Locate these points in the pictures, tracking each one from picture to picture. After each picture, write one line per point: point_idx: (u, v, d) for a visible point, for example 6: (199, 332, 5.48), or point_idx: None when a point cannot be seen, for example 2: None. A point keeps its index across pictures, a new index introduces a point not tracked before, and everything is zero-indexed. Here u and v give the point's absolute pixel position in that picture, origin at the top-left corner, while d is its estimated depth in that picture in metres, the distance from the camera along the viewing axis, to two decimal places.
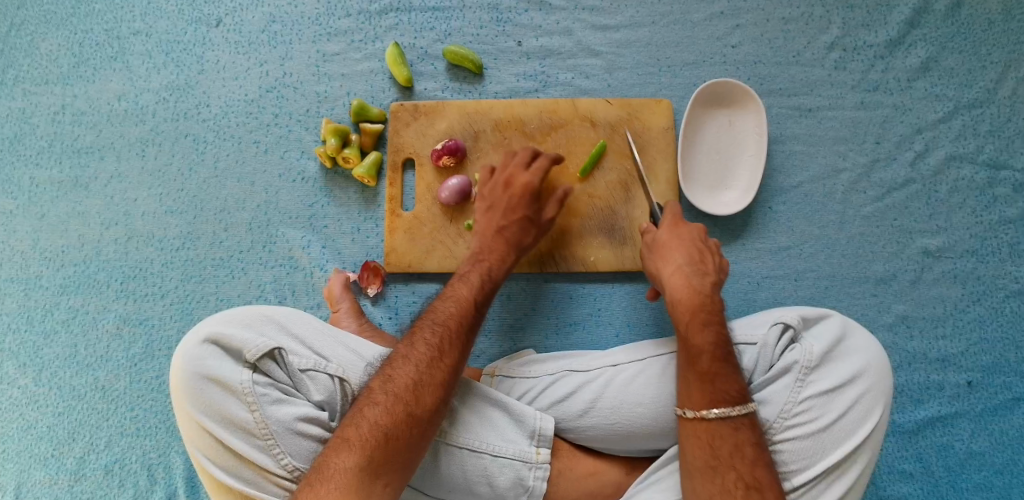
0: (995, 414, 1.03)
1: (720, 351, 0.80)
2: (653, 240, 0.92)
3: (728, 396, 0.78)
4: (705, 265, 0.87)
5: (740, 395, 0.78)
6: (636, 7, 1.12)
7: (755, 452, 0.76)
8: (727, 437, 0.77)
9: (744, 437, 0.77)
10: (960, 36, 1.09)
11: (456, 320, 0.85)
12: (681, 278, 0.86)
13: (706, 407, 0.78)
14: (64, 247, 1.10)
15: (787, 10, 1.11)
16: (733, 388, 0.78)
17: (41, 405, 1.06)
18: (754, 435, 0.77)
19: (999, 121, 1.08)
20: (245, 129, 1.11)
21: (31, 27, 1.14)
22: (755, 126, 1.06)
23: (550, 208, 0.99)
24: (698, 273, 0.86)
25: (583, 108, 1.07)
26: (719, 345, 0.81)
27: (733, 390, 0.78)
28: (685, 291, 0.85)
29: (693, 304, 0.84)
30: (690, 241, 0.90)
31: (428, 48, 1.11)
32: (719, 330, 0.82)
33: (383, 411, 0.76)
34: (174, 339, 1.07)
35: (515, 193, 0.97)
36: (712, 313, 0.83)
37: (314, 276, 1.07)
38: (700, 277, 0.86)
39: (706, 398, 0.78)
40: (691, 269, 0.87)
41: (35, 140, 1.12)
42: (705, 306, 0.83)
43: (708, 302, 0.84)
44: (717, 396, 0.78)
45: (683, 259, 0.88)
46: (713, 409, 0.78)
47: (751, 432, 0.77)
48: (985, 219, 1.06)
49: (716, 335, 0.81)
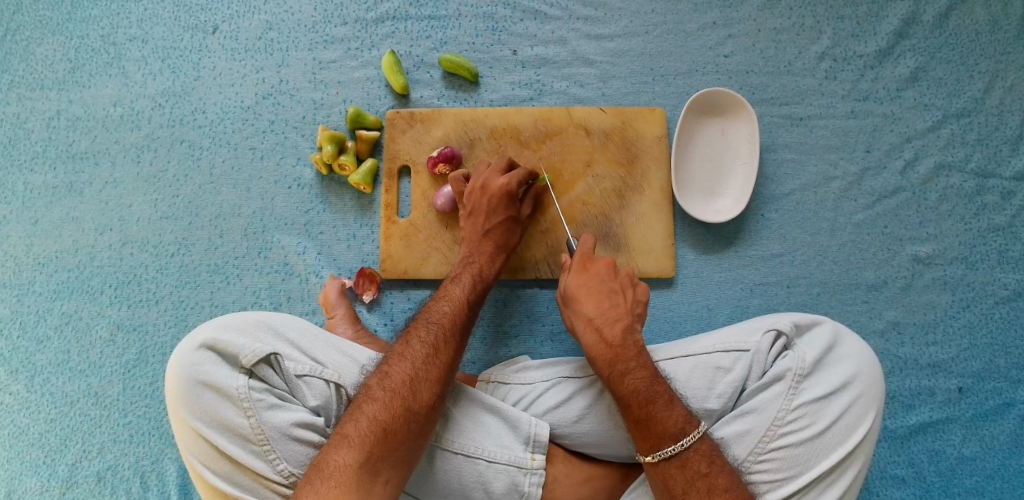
0: (986, 419, 1.04)
1: (646, 394, 0.81)
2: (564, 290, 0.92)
3: (667, 434, 0.79)
4: (617, 311, 0.89)
5: (679, 428, 0.80)
6: (630, 17, 1.13)
7: (706, 483, 0.77)
8: (677, 475, 0.79)
9: (694, 470, 0.78)
10: (948, 47, 1.11)
11: (450, 319, 0.87)
12: (593, 332, 0.87)
13: (651, 451, 0.80)
14: (58, 252, 1.09)
15: (779, 20, 1.12)
16: (669, 423, 0.80)
17: (33, 411, 1.05)
18: (704, 467, 0.78)
19: (987, 130, 1.09)
20: (241, 136, 1.11)
21: (27, 33, 1.14)
22: (747, 134, 1.08)
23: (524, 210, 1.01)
24: (609, 322, 0.88)
25: (578, 116, 1.08)
26: (645, 387, 0.82)
27: (670, 424, 0.80)
28: (599, 346, 0.86)
29: (607, 356, 0.85)
30: (601, 283, 0.91)
31: (424, 56, 1.12)
32: (641, 373, 0.83)
33: (382, 406, 0.77)
34: (169, 345, 1.07)
35: (493, 195, 0.98)
36: (630, 360, 0.85)
37: (310, 283, 1.07)
38: (612, 325, 0.87)
39: (647, 442, 0.80)
40: (601, 319, 0.88)
41: (29, 145, 1.12)
42: (619, 356, 0.85)
43: (622, 350, 0.85)
44: (657, 439, 0.80)
45: (594, 309, 0.89)
46: (656, 453, 0.80)
47: (702, 462, 0.78)
48: (974, 226, 1.08)
49: (639, 380, 0.83)
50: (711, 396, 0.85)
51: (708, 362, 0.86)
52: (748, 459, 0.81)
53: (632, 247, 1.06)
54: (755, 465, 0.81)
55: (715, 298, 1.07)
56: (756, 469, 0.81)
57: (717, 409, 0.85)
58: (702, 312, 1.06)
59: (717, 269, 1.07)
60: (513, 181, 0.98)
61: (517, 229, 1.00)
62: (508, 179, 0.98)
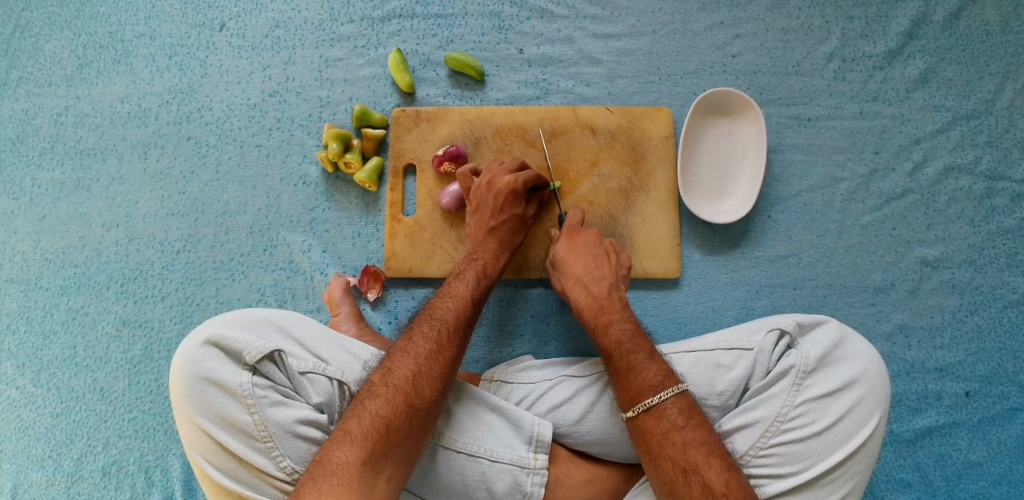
0: (993, 423, 1.03)
1: (628, 344, 0.86)
2: (554, 256, 0.98)
3: (646, 387, 0.81)
4: (602, 270, 0.95)
5: (658, 381, 0.81)
6: (637, 16, 1.12)
7: (682, 436, 0.77)
8: (654, 428, 0.79)
9: (671, 422, 0.78)
10: (959, 48, 1.10)
11: (454, 316, 0.87)
12: (581, 287, 0.93)
13: (631, 406, 0.81)
14: (65, 248, 1.10)
15: (787, 20, 1.12)
16: (649, 374, 0.82)
17: (40, 406, 1.06)
18: (681, 420, 0.78)
19: (997, 132, 1.08)
20: (247, 133, 1.12)
21: (36, 29, 1.15)
22: (755, 135, 1.07)
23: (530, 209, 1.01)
24: (595, 279, 0.94)
25: (584, 116, 1.08)
26: (628, 337, 0.87)
27: (649, 377, 0.82)
28: (585, 299, 0.92)
29: (593, 309, 0.91)
30: (589, 249, 0.97)
31: (430, 54, 1.12)
32: (623, 324, 0.89)
33: (384, 402, 0.77)
34: (174, 341, 1.07)
35: (500, 192, 0.97)
36: (614, 312, 0.90)
37: (315, 280, 1.07)
38: (598, 282, 0.93)
39: (628, 396, 0.82)
40: (587, 277, 0.94)
41: (37, 142, 1.12)
42: (604, 308, 0.91)
43: (607, 303, 0.91)
44: (636, 391, 0.81)
45: (581, 269, 0.95)
46: (636, 405, 0.81)
47: (680, 416, 0.79)
48: (984, 229, 1.07)
49: (621, 329, 0.88)
50: (712, 394, 0.84)
51: (710, 359, 0.86)
52: (749, 453, 0.81)
53: (638, 247, 1.06)
54: (755, 460, 0.81)
55: (720, 299, 1.06)
56: (758, 465, 0.81)
57: (719, 407, 0.84)
58: (707, 313, 1.06)
59: (723, 270, 1.07)
60: (520, 179, 0.98)
61: (523, 227, 0.99)
62: (515, 176, 0.98)
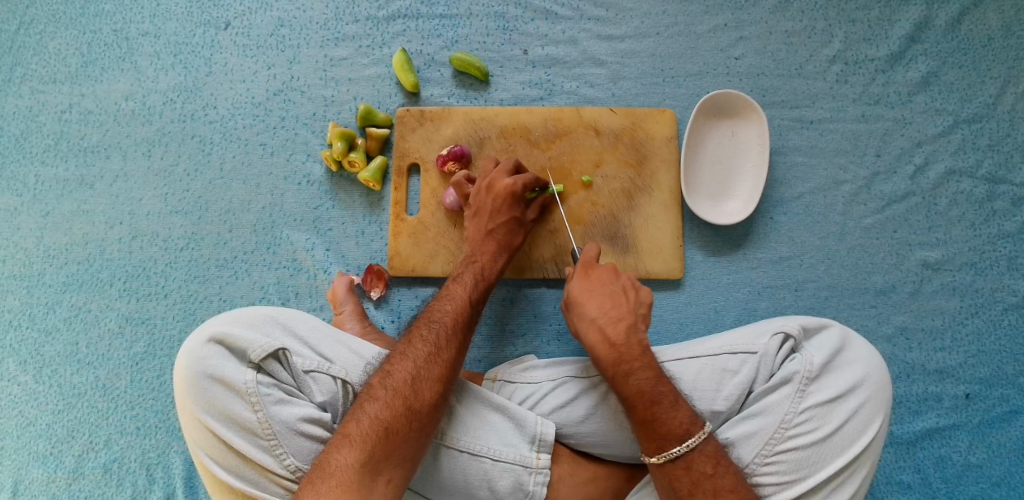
0: (993, 426, 1.03)
1: (651, 394, 0.82)
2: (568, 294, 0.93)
3: (672, 436, 0.79)
4: (619, 311, 0.89)
5: (684, 429, 0.80)
6: (641, 18, 1.13)
7: (712, 484, 0.77)
8: (683, 477, 0.79)
9: (700, 471, 0.78)
10: (961, 51, 1.11)
11: (453, 318, 0.88)
12: (597, 331, 0.87)
13: (655, 453, 0.80)
14: (68, 245, 1.10)
15: (790, 23, 1.12)
16: (674, 423, 0.80)
17: (41, 402, 1.06)
18: (710, 468, 0.78)
19: (998, 135, 1.09)
20: (251, 132, 1.12)
21: (40, 26, 1.15)
22: (758, 136, 1.08)
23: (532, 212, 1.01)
24: (611, 322, 0.88)
25: (587, 116, 1.08)
26: (650, 387, 0.82)
27: (675, 425, 0.80)
28: (603, 346, 0.86)
29: (611, 357, 0.85)
30: (604, 286, 0.91)
31: (435, 54, 1.12)
32: (645, 374, 0.83)
33: (383, 405, 0.78)
34: (176, 339, 1.07)
35: (499, 195, 0.98)
36: (634, 360, 0.85)
37: (318, 279, 1.08)
38: (614, 325, 0.87)
39: (653, 443, 0.80)
40: (604, 319, 0.88)
41: (41, 139, 1.12)
42: (623, 356, 0.85)
43: (625, 350, 0.85)
44: (662, 440, 0.80)
45: (596, 310, 0.89)
46: (661, 453, 0.80)
47: (708, 463, 0.79)
48: (984, 233, 1.07)
49: (643, 380, 0.83)
50: (718, 398, 0.85)
51: (715, 364, 0.86)
52: (755, 461, 0.81)
53: (640, 248, 1.06)
54: (760, 468, 0.81)
55: (722, 300, 1.06)
56: (762, 471, 0.81)
57: (723, 412, 0.84)
58: (709, 315, 1.06)
59: (725, 271, 1.07)
60: (519, 182, 0.98)
61: (522, 230, 1.00)
62: (514, 179, 0.98)
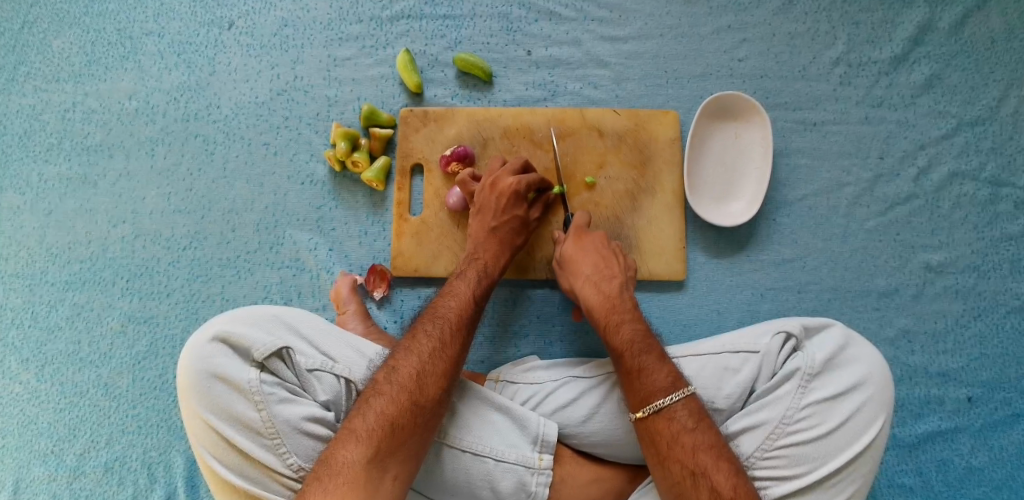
0: (995, 429, 1.03)
1: (640, 342, 0.86)
2: (561, 256, 0.98)
3: (657, 388, 0.81)
4: (611, 269, 0.95)
5: (669, 383, 0.81)
6: (645, 20, 1.13)
7: (692, 439, 0.77)
8: (664, 431, 0.79)
9: (681, 425, 0.78)
10: (964, 54, 1.11)
11: (457, 314, 0.88)
12: (592, 286, 0.93)
13: (641, 407, 0.81)
14: (71, 244, 1.10)
15: (794, 25, 1.12)
16: (660, 376, 0.82)
17: (43, 401, 1.06)
18: (692, 423, 0.78)
19: (1001, 138, 1.09)
20: (254, 131, 1.12)
21: (44, 25, 1.15)
22: (761, 139, 1.08)
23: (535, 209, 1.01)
24: (604, 278, 0.94)
25: (591, 118, 1.08)
26: (640, 337, 0.87)
27: (659, 378, 0.82)
28: (597, 298, 0.92)
29: (604, 308, 0.91)
30: (596, 249, 0.97)
31: (438, 55, 1.12)
32: (635, 324, 0.89)
33: (388, 400, 0.77)
34: (179, 338, 1.07)
35: (502, 193, 0.98)
36: (625, 311, 0.90)
37: (321, 279, 1.08)
38: (607, 281, 0.93)
39: (638, 398, 0.81)
40: (597, 276, 0.94)
41: (45, 137, 1.12)
42: (615, 307, 0.91)
43: (618, 302, 0.91)
44: (647, 392, 0.81)
45: (590, 268, 0.95)
46: (646, 406, 0.80)
47: (690, 418, 0.79)
48: (987, 235, 1.07)
49: (633, 329, 0.88)
50: (720, 396, 0.85)
51: (718, 362, 0.86)
52: (755, 454, 0.81)
53: (644, 250, 1.06)
54: (760, 461, 0.81)
55: (725, 301, 1.06)
56: (762, 466, 0.81)
57: (725, 409, 0.85)
58: (712, 316, 1.06)
59: (728, 273, 1.07)
60: (523, 181, 0.98)
61: (525, 229, 1.00)
62: (518, 178, 0.98)
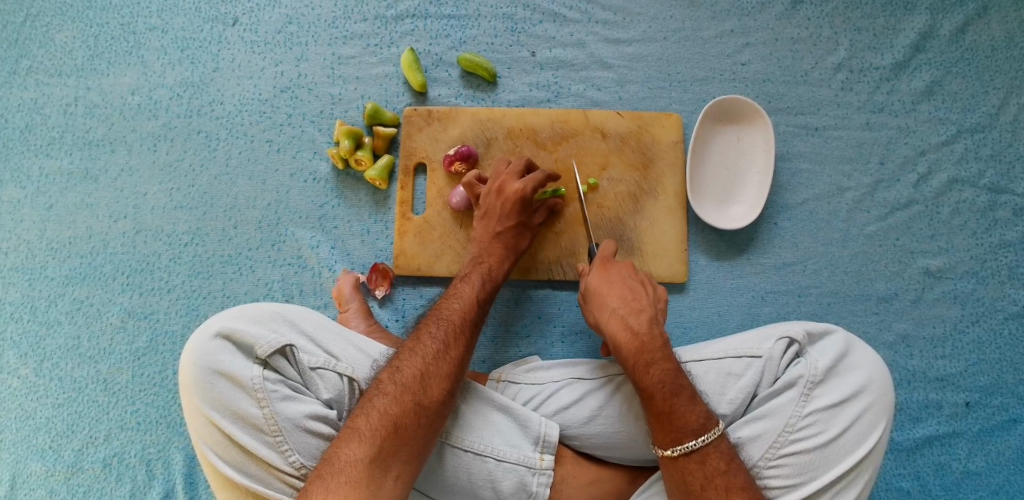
0: (992, 434, 1.04)
1: (672, 386, 0.81)
2: (586, 290, 0.92)
3: (688, 429, 0.79)
4: (640, 303, 0.89)
5: (700, 423, 0.79)
6: (649, 23, 1.13)
7: (725, 480, 0.77)
8: (696, 471, 0.79)
9: (713, 466, 0.78)
10: (964, 61, 1.12)
11: (460, 316, 0.88)
12: (618, 322, 0.87)
13: (670, 445, 0.80)
14: (71, 238, 1.09)
15: (796, 30, 1.13)
16: (692, 417, 0.79)
17: (41, 396, 1.05)
18: (724, 464, 0.78)
19: (1000, 145, 1.10)
20: (258, 128, 1.12)
21: (47, 19, 1.14)
22: (763, 142, 1.08)
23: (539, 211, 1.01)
24: (632, 313, 0.88)
25: (595, 119, 1.09)
26: (671, 379, 0.82)
27: (692, 419, 0.79)
28: (625, 335, 0.86)
29: (633, 346, 0.85)
30: (623, 281, 0.91)
31: (443, 55, 1.13)
32: (666, 365, 0.83)
33: (392, 401, 0.78)
34: (179, 334, 1.07)
35: (509, 198, 0.98)
36: (656, 350, 0.84)
37: (323, 277, 1.07)
38: (637, 316, 0.87)
39: (668, 436, 0.80)
40: (625, 310, 0.88)
41: (46, 131, 1.12)
42: (646, 346, 0.84)
43: (649, 340, 0.85)
44: (678, 433, 0.79)
45: (617, 302, 0.89)
46: (677, 446, 0.79)
47: (722, 459, 0.79)
48: (986, 241, 1.08)
49: (664, 371, 0.82)
50: (723, 401, 0.85)
51: (720, 367, 0.86)
52: (759, 463, 0.82)
53: (646, 250, 1.06)
54: (766, 470, 0.81)
55: (727, 304, 1.07)
56: (767, 474, 0.81)
57: (728, 415, 0.85)
58: (713, 318, 1.07)
59: (729, 276, 1.08)
60: (527, 183, 0.98)
61: (528, 231, 1.00)
62: (523, 180, 0.98)
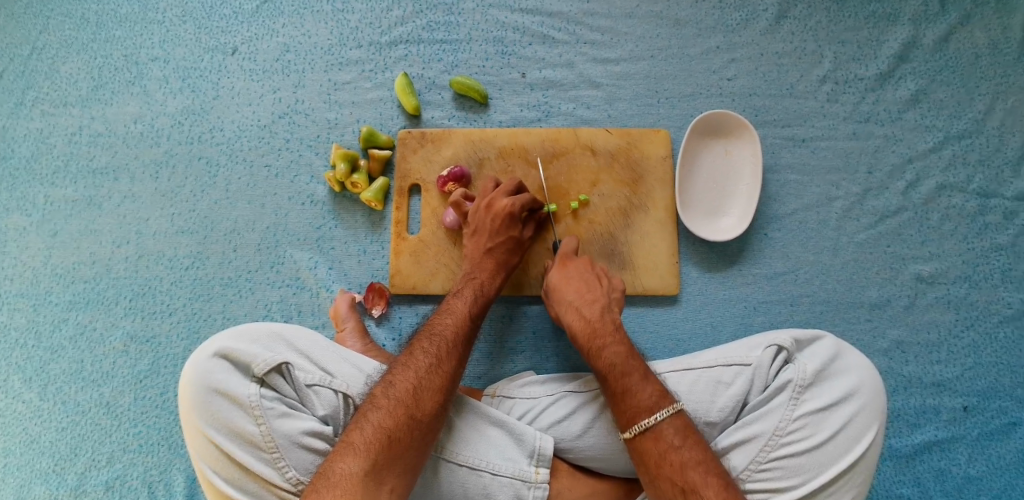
0: (992, 438, 1.04)
1: (623, 367, 0.86)
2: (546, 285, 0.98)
3: (642, 409, 0.82)
4: (593, 294, 0.94)
5: (653, 402, 0.82)
6: (636, 41, 1.16)
7: (679, 456, 0.79)
8: (651, 448, 0.80)
9: (667, 443, 0.80)
10: (948, 70, 1.13)
11: (453, 331, 0.89)
12: (574, 312, 0.93)
13: (627, 427, 0.82)
14: (76, 264, 1.12)
15: (781, 44, 1.15)
16: (643, 397, 0.82)
17: (45, 419, 1.07)
18: (679, 440, 0.80)
19: (988, 150, 1.11)
20: (257, 154, 1.15)
21: (52, 52, 1.19)
22: (751, 156, 1.10)
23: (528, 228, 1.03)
24: (587, 303, 0.93)
25: (584, 137, 1.11)
26: (621, 360, 0.86)
27: (643, 398, 0.82)
28: (579, 323, 0.92)
29: (586, 333, 0.91)
30: (579, 274, 0.97)
31: (435, 78, 1.16)
32: (618, 347, 0.88)
33: (386, 414, 0.79)
34: (180, 356, 1.09)
35: (497, 215, 1.00)
36: (607, 335, 0.90)
37: (321, 297, 1.09)
38: (590, 306, 0.93)
39: (624, 417, 0.83)
40: (579, 301, 0.93)
41: (52, 160, 1.16)
42: (597, 331, 0.90)
43: (600, 326, 0.91)
44: (631, 412, 0.82)
45: (573, 294, 0.94)
46: (632, 427, 0.82)
47: (676, 435, 0.80)
48: (977, 246, 1.09)
49: (615, 353, 0.87)
50: (714, 409, 0.85)
51: (711, 376, 0.87)
52: (749, 468, 0.82)
53: (637, 265, 1.08)
54: (754, 474, 0.82)
55: (720, 314, 1.08)
56: (757, 479, 0.82)
57: (719, 422, 0.85)
58: (706, 329, 1.07)
59: (721, 287, 1.09)
60: (516, 202, 1.00)
61: (519, 249, 1.02)
62: (512, 199, 1.00)
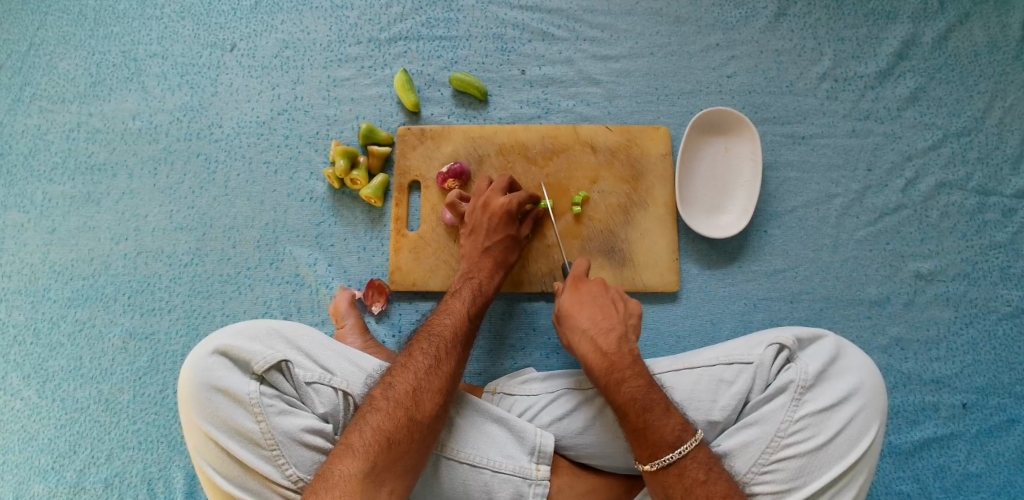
0: (990, 435, 1.04)
1: (643, 402, 0.83)
2: (559, 309, 0.96)
3: (664, 443, 0.80)
4: (610, 321, 0.91)
5: (676, 436, 0.80)
6: (635, 39, 1.16)
7: (704, 491, 0.77)
8: (676, 484, 0.79)
9: (692, 477, 0.79)
10: (947, 68, 1.14)
11: (451, 331, 0.89)
12: (589, 342, 0.90)
13: (649, 460, 0.81)
14: (73, 261, 1.12)
15: (780, 42, 1.15)
16: (667, 431, 0.81)
17: (43, 417, 1.07)
18: (703, 474, 0.78)
19: (987, 148, 1.11)
20: (256, 150, 1.14)
21: (50, 47, 1.18)
22: (750, 153, 1.10)
23: (525, 227, 1.03)
24: (603, 332, 0.90)
25: (584, 134, 1.11)
26: (643, 395, 0.83)
27: (667, 433, 0.80)
28: (594, 356, 0.89)
29: (603, 366, 0.87)
30: (594, 299, 0.95)
31: (435, 75, 1.16)
32: (637, 381, 0.85)
33: (384, 416, 0.79)
34: (179, 353, 1.09)
35: (495, 213, 1.00)
36: (626, 368, 0.86)
37: (320, 294, 1.09)
38: (605, 335, 0.90)
39: (646, 451, 0.81)
40: (594, 329, 0.91)
41: (49, 156, 1.15)
42: (615, 364, 0.87)
43: (617, 358, 0.87)
44: (655, 447, 0.80)
45: (587, 321, 0.92)
46: (654, 461, 0.80)
47: (700, 470, 0.79)
48: (976, 243, 1.09)
49: (635, 387, 0.84)
50: (715, 408, 0.85)
51: (712, 375, 0.87)
52: (752, 470, 0.82)
53: (637, 261, 1.08)
54: (758, 477, 0.82)
55: (719, 312, 1.08)
56: (761, 481, 0.81)
57: (721, 421, 0.85)
58: (706, 326, 1.07)
59: (721, 284, 1.09)
60: (514, 200, 1.00)
61: (517, 247, 1.02)
62: (510, 198, 1.00)
